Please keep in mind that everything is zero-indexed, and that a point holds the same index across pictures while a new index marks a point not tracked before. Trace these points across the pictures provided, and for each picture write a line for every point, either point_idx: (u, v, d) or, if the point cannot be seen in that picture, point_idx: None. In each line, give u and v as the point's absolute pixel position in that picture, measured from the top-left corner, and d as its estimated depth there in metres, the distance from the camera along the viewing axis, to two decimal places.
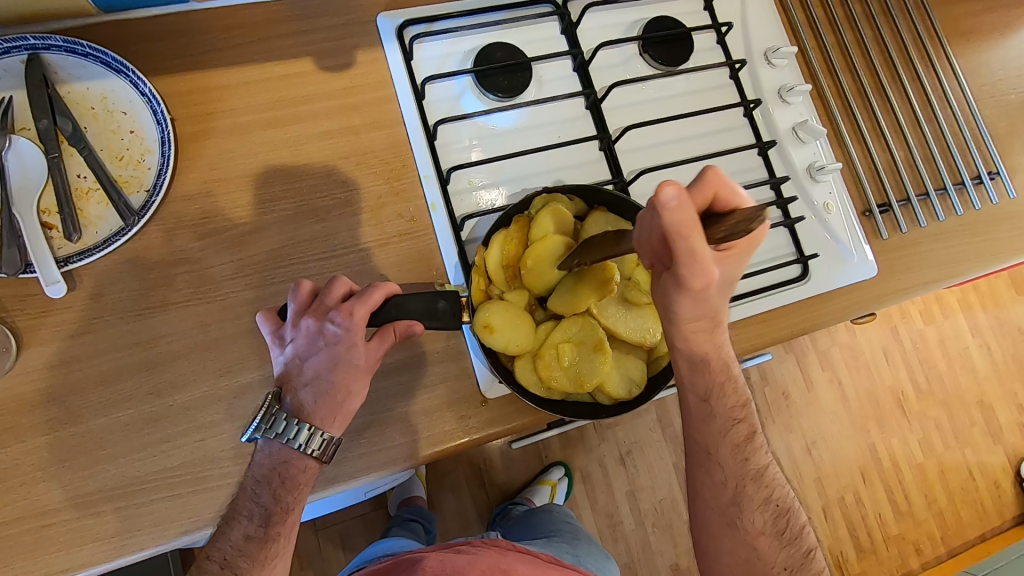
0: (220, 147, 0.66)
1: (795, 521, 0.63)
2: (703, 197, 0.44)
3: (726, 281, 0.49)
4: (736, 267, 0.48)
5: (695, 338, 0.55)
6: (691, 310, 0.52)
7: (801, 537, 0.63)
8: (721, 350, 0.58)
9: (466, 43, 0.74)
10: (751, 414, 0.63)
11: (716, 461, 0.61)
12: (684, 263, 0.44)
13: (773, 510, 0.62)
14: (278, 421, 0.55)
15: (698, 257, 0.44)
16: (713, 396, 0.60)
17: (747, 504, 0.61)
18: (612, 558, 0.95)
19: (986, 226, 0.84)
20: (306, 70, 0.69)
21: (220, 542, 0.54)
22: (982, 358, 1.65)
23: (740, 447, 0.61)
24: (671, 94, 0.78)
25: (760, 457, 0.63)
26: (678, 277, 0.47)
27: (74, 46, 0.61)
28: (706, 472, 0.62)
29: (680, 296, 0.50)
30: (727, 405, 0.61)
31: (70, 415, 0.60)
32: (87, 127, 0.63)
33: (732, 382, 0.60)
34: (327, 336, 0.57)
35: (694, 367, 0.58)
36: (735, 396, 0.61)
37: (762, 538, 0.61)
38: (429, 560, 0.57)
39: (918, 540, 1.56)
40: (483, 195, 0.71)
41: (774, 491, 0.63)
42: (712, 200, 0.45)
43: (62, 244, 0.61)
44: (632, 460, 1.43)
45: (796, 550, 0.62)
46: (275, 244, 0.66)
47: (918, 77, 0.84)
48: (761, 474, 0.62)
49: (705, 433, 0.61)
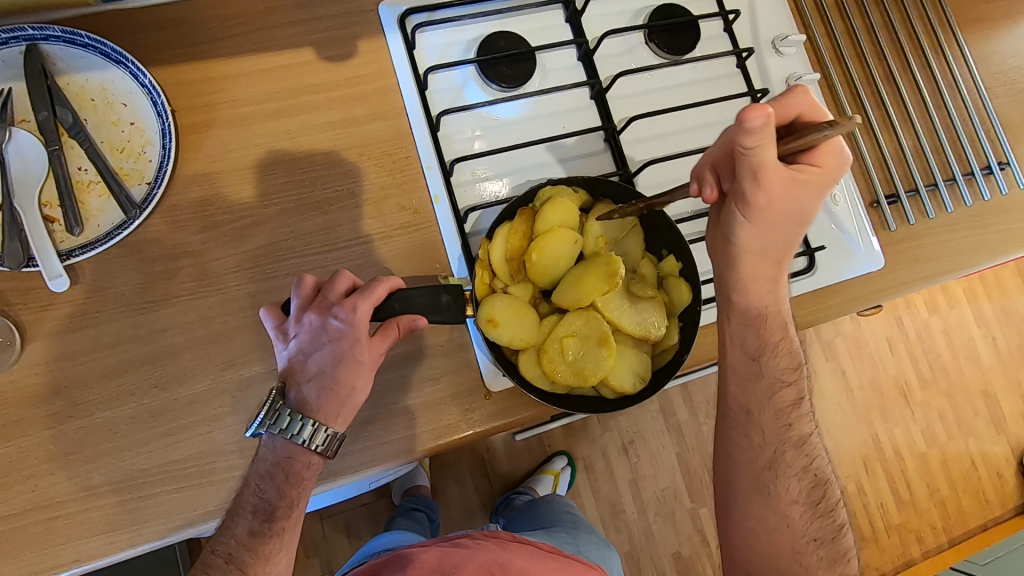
0: (221, 139, 0.66)
1: (830, 493, 0.63)
2: (787, 111, 0.51)
3: (795, 211, 0.53)
4: (808, 196, 0.52)
5: (755, 287, 0.58)
6: (755, 238, 0.55)
7: (834, 510, 0.63)
8: (780, 308, 0.61)
9: (469, 32, 0.73)
10: (801, 380, 0.64)
11: (757, 424, 0.62)
12: (751, 176, 0.49)
13: (809, 479, 0.62)
14: (282, 417, 0.55)
15: (764, 171, 0.49)
16: (763, 355, 0.62)
17: (783, 470, 0.62)
18: (612, 545, 0.94)
19: (995, 217, 0.84)
20: (308, 60, 0.68)
21: (224, 537, 0.54)
22: (987, 348, 1.65)
23: (785, 412, 0.62)
24: (677, 84, 0.77)
25: (804, 424, 0.63)
26: (742, 194, 0.51)
27: (72, 36, 0.60)
28: (746, 437, 0.62)
29: (742, 220, 0.54)
30: (777, 367, 0.62)
31: (76, 408, 0.60)
32: (87, 119, 0.62)
33: (786, 343, 0.62)
34: (331, 332, 0.56)
35: (749, 323, 0.60)
36: (787, 358, 0.63)
37: (795, 507, 0.61)
38: (427, 556, 0.58)
39: (920, 530, 1.56)
40: (487, 186, 0.71)
41: (812, 461, 0.63)
42: (793, 118, 0.52)
43: (64, 238, 0.61)
44: (635, 450, 1.44)
45: (828, 521, 0.62)
46: (278, 237, 0.66)
47: (928, 65, 0.83)
48: (801, 443, 0.63)
49: (751, 394, 0.62)
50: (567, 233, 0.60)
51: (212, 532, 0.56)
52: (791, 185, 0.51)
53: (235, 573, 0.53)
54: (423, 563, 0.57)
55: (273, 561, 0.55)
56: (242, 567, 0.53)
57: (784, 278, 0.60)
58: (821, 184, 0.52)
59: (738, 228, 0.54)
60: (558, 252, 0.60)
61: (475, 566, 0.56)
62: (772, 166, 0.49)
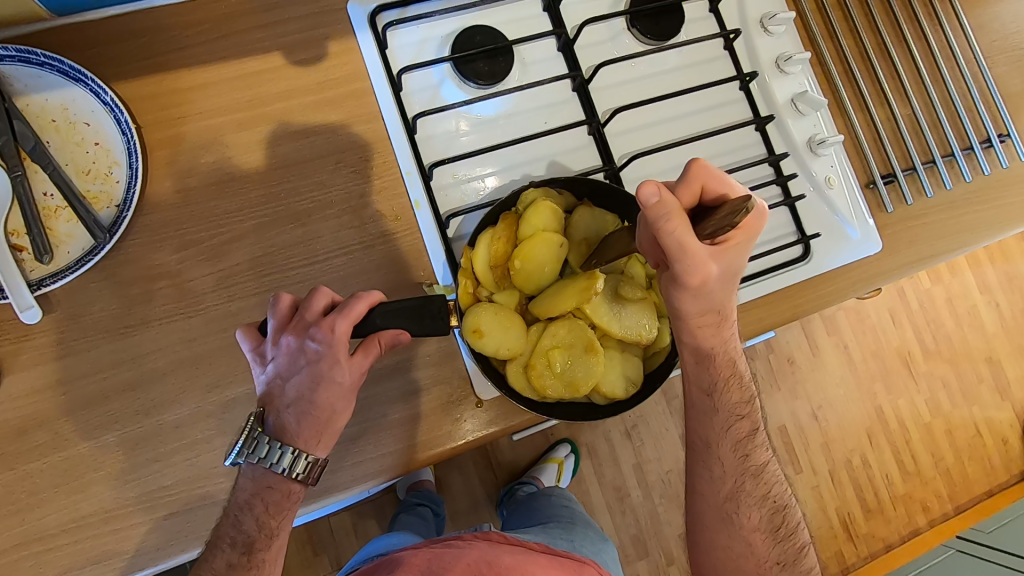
0: (192, 153, 0.64)
1: (790, 517, 0.64)
2: (692, 190, 0.49)
3: (729, 273, 0.51)
4: (737, 257, 0.50)
5: (702, 333, 0.56)
6: (697, 304, 0.53)
7: (795, 533, 0.64)
8: (729, 347, 0.59)
9: (444, 26, 0.69)
10: (754, 410, 0.63)
11: (717, 457, 0.62)
12: (679, 258, 0.48)
13: (770, 506, 0.63)
14: (260, 445, 0.54)
15: (688, 252, 0.47)
16: (716, 391, 0.61)
17: (744, 500, 0.62)
18: (608, 537, 0.94)
19: (996, 190, 0.81)
20: (277, 65, 0.66)
21: (203, 571, 0.54)
22: (990, 315, 1.62)
23: (741, 443, 0.62)
24: (662, 70, 0.74)
25: (761, 454, 0.63)
26: (675, 274, 0.50)
27: (27, 55, 0.58)
28: (706, 468, 0.62)
29: (681, 293, 0.52)
30: (730, 401, 0.61)
31: (61, 438, 0.59)
32: (49, 141, 0.60)
33: (737, 377, 0.61)
34: (309, 355, 0.55)
35: (699, 362, 0.59)
36: (740, 391, 0.62)
37: (757, 534, 0.62)
38: (415, 559, 0.56)
39: (926, 499, 1.56)
40: (468, 189, 0.68)
41: (771, 488, 0.64)
42: (701, 194, 0.49)
43: (33, 266, 0.59)
44: (638, 434, 1.43)
45: (790, 545, 0.63)
46: (256, 252, 0.64)
47: (923, 36, 0.79)
48: (760, 471, 0.63)
49: (709, 428, 0.62)
50: (551, 237, 0.58)
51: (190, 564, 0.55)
52: (718, 255, 0.49)
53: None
54: (411, 564, 0.56)
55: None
56: None
57: (733, 320, 0.58)
58: (750, 242, 0.50)
59: (678, 297, 0.53)
60: (542, 257, 0.58)
61: (463, 567, 0.54)
62: (695, 245, 0.47)
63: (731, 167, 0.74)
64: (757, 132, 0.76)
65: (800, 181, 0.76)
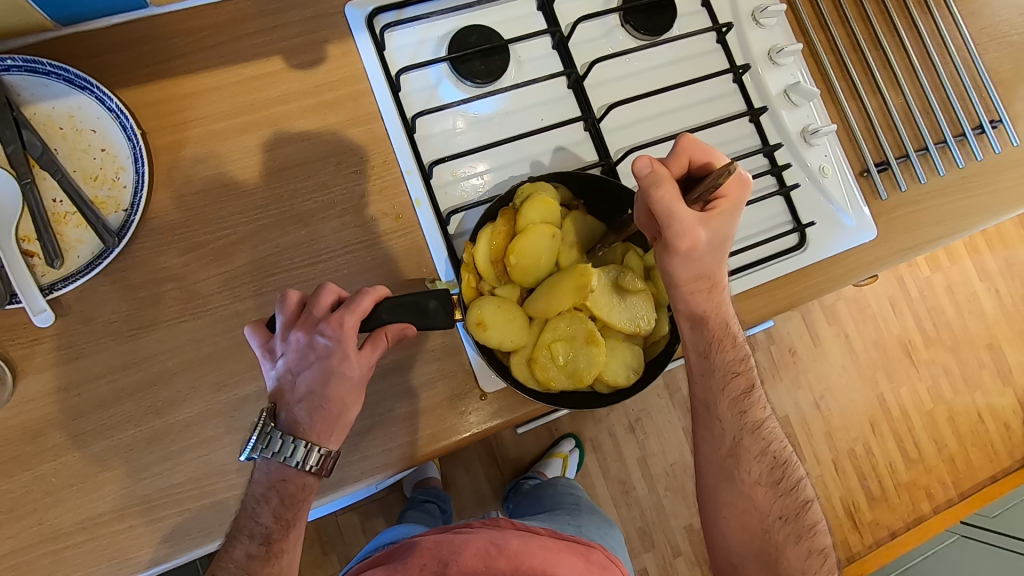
0: (196, 157, 0.65)
1: (791, 473, 0.65)
2: (680, 163, 0.54)
3: (717, 240, 0.54)
4: (724, 225, 0.54)
5: (695, 297, 0.58)
6: (686, 270, 0.56)
7: (797, 488, 0.64)
8: (723, 309, 0.61)
9: (440, 27, 0.70)
10: (750, 370, 0.64)
11: (715, 415, 0.64)
12: (668, 222, 0.52)
13: (770, 461, 0.64)
14: (274, 440, 0.55)
15: (677, 216, 0.51)
16: (712, 351, 0.62)
17: (744, 456, 0.64)
18: (614, 523, 0.96)
19: (989, 175, 0.82)
20: (277, 69, 0.67)
21: (224, 563, 0.55)
22: (990, 302, 1.63)
23: (738, 401, 0.63)
24: (656, 65, 0.75)
25: (759, 411, 0.64)
26: (667, 240, 0.54)
27: (34, 65, 0.59)
28: (706, 427, 0.64)
29: (672, 259, 0.55)
30: (726, 360, 0.63)
31: (76, 439, 0.60)
32: (57, 149, 0.61)
33: (731, 337, 0.62)
34: (318, 349, 0.56)
35: (694, 324, 0.60)
36: (734, 351, 0.63)
37: (759, 489, 0.63)
38: (426, 543, 0.58)
39: (930, 485, 1.57)
40: (468, 186, 0.70)
41: (771, 444, 0.65)
42: (689, 165, 0.54)
43: (44, 271, 0.61)
44: (642, 427, 1.44)
45: (792, 500, 0.64)
46: (261, 253, 0.65)
47: (914, 25, 0.80)
48: (759, 428, 0.64)
49: (706, 387, 0.63)
50: (548, 230, 0.59)
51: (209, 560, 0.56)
52: (707, 220, 0.53)
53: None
54: (423, 550, 0.57)
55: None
56: None
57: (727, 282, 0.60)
58: (736, 211, 0.54)
59: (670, 265, 0.56)
60: (540, 250, 0.59)
61: (474, 548, 0.55)
62: (684, 209, 0.51)
63: (727, 158, 0.75)
64: (751, 124, 0.77)
65: (794, 171, 0.78)
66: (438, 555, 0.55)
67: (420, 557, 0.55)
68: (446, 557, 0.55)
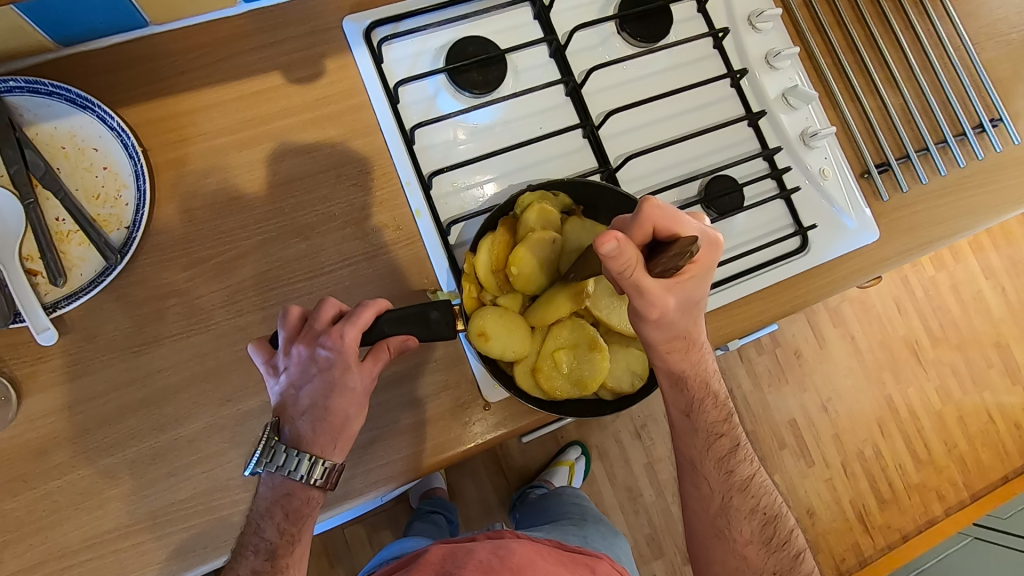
0: (197, 173, 0.65)
1: (783, 527, 0.65)
2: (643, 230, 0.50)
3: (687, 303, 0.54)
4: (693, 289, 0.53)
5: (672, 357, 0.58)
6: (662, 334, 0.56)
7: (789, 543, 0.64)
8: (702, 370, 0.61)
9: (437, 39, 0.71)
10: (734, 427, 0.65)
11: (702, 474, 0.64)
12: (635, 295, 0.51)
13: (760, 518, 0.64)
14: (278, 454, 0.55)
15: (644, 290, 0.51)
16: (694, 410, 0.62)
17: (734, 514, 0.63)
18: (620, 533, 0.95)
19: (991, 174, 0.82)
20: (277, 84, 0.67)
21: None
22: (997, 300, 1.62)
23: (724, 460, 0.63)
24: (654, 72, 0.75)
25: (746, 468, 0.64)
26: (635, 309, 0.53)
27: (36, 86, 0.60)
28: (694, 486, 0.64)
29: (645, 326, 0.55)
30: (708, 420, 0.63)
31: (81, 456, 0.60)
32: (59, 168, 0.62)
33: (713, 397, 0.63)
34: (320, 362, 0.56)
35: (674, 384, 0.61)
36: (716, 410, 0.64)
37: (750, 548, 0.63)
38: (430, 556, 0.57)
39: (940, 487, 1.56)
40: (468, 195, 0.70)
41: (760, 500, 0.64)
42: (653, 232, 0.50)
43: (48, 289, 0.61)
44: (648, 433, 1.43)
45: (785, 555, 0.63)
46: (263, 267, 0.66)
47: (910, 25, 0.80)
48: (746, 484, 0.64)
49: (690, 447, 0.63)
50: (546, 238, 0.59)
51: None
52: (675, 288, 0.52)
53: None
54: (427, 563, 0.56)
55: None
56: None
57: (705, 343, 0.61)
58: (704, 274, 0.53)
59: (642, 329, 0.56)
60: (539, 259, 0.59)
61: (478, 562, 0.55)
62: (650, 283, 0.50)
63: (725, 163, 0.75)
64: (750, 128, 0.77)
65: (795, 174, 0.77)
66: (442, 569, 0.55)
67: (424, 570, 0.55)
68: (450, 571, 0.54)
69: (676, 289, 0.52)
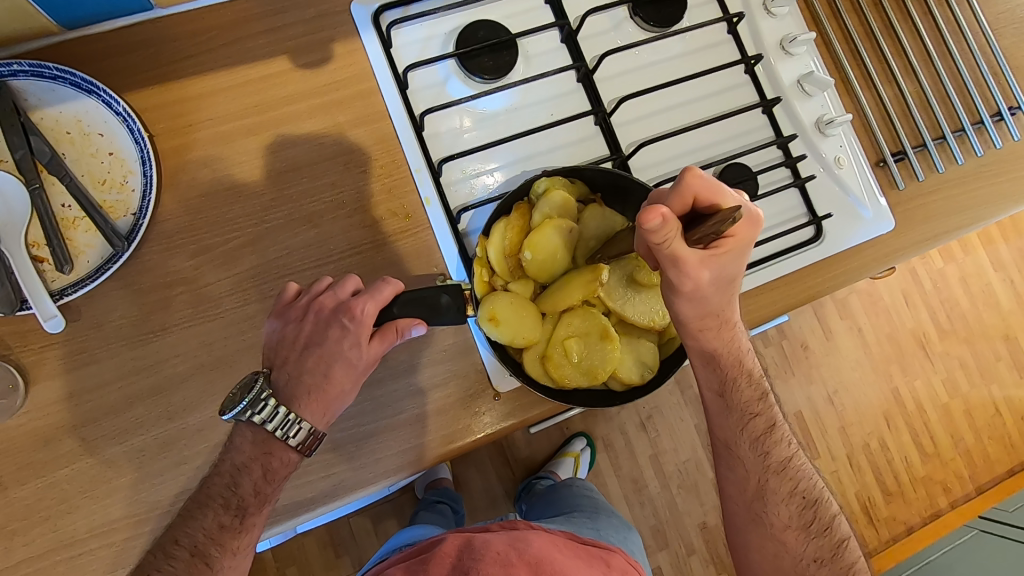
0: (203, 160, 0.64)
1: (823, 512, 0.64)
2: (683, 199, 0.50)
3: (722, 278, 0.54)
4: (728, 264, 0.53)
5: (704, 335, 0.58)
6: (693, 309, 0.56)
7: (831, 528, 0.63)
8: (735, 348, 0.61)
9: (447, 24, 0.69)
10: (770, 407, 0.64)
11: (737, 456, 0.64)
12: (670, 266, 0.52)
13: (799, 501, 0.63)
14: (265, 407, 0.57)
15: (679, 261, 0.51)
16: (727, 391, 0.63)
17: (771, 497, 0.63)
18: (632, 527, 0.94)
19: (1009, 163, 0.80)
20: (283, 69, 0.66)
21: (190, 528, 0.55)
22: (1006, 292, 1.60)
23: (759, 440, 0.63)
24: (666, 57, 0.74)
25: (783, 449, 0.64)
26: (669, 280, 0.53)
27: (41, 70, 0.59)
28: (729, 468, 0.64)
29: (677, 299, 0.55)
30: (743, 400, 0.63)
31: (87, 444, 0.60)
32: (65, 154, 0.61)
33: (746, 375, 0.63)
34: (333, 326, 0.59)
35: (706, 363, 0.61)
36: (751, 388, 0.63)
37: (789, 532, 0.62)
38: (445, 547, 0.57)
39: (946, 480, 1.55)
40: (478, 183, 0.69)
41: (798, 483, 0.64)
42: (693, 203, 0.50)
43: (55, 277, 0.60)
44: (653, 425, 1.43)
45: (826, 541, 0.63)
46: (271, 255, 0.65)
47: (929, 11, 0.79)
48: (784, 466, 0.64)
49: (725, 429, 0.63)
50: (561, 224, 0.58)
51: (172, 523, 0.57)
52: (710, 261, 0.52)
53: (200, 565, 0.55)
54: (443, 555, 0.56)
55: (237, 555, 0.57)
56: (207, 560, 0.55)
57: (739, 321, 0.61)
58: (742, 250, 0.52)
59: (674, 302, 0.56)
60: (551, 246, 0.58)
61: (494, 553, 0.54)
62: (686, 254, 0.50)
63: (738, 151, 0.74)
64: (763, 116, 0.76)
65: (809, 163, 0.76)
66: (458, 562, 0.54)
67: (441, 565, 0.54)
68: (467, 565, 0.53)
69: (712, 263, 0.52)
